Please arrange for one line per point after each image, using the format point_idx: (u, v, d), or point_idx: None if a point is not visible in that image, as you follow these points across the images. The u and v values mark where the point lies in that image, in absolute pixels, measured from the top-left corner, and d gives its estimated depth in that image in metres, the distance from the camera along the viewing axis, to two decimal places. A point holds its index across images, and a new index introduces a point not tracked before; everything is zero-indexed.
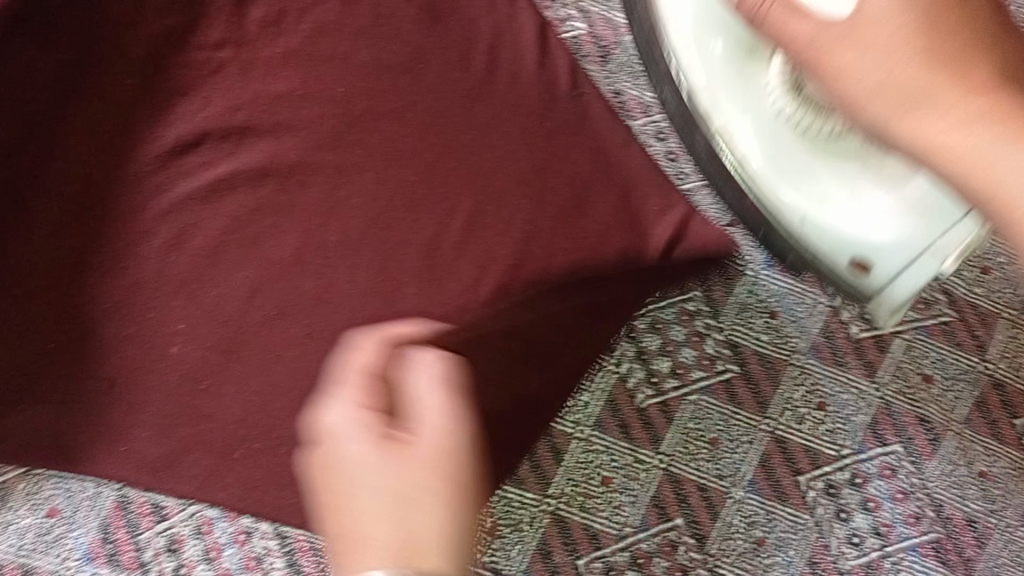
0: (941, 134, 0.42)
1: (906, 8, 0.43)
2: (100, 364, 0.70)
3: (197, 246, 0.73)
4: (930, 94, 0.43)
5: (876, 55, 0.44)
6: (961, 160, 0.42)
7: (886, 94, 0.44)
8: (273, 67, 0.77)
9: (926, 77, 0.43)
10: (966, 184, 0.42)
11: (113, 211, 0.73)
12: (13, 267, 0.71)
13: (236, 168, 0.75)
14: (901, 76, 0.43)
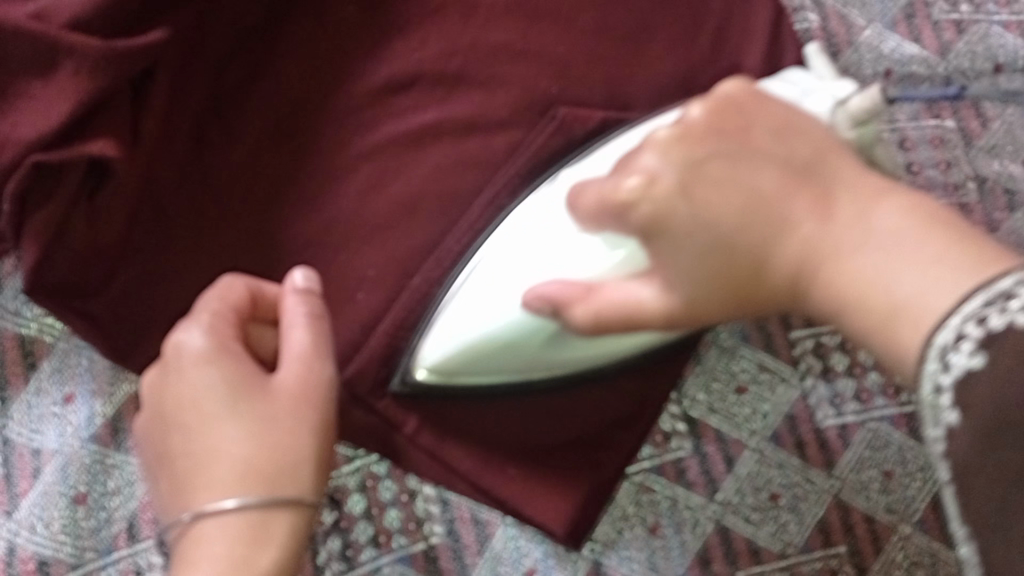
0: (852, 272, 0.43)
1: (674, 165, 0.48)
2: None
3: (396, 193, 0.71)
4: (722, 202, 0.47)
5: (704, 211, 0.47)
6: (858, 287, 0.43)
7: (696, 280, 0.48)
8: (495, 15, 0.74)
9: (750, 211, 0.47)
10: (845, 279, 0.44)
11: (316, 142, 0.71)
12: (209, 183, 0.69)
13: (445, 116, 0.72)
14: (747, 216, 0.47)
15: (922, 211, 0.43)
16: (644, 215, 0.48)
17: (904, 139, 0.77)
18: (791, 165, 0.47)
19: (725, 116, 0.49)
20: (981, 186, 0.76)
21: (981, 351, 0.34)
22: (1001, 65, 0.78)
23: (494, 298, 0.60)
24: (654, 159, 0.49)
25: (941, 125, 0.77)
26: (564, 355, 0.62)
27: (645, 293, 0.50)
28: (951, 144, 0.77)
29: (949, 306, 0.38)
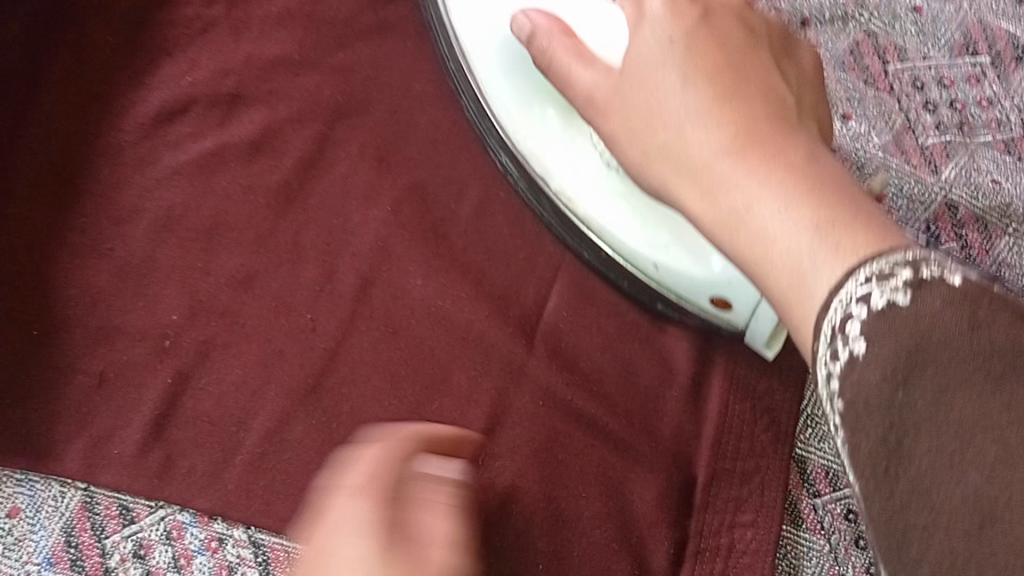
0: (744, 200, 0.40)
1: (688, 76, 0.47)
2: (82, 356, 0.66)
3: (188, 227, 0.68)
4: (638, 100, 0.49)
5: (633, 121, 0.49)
6: (736, 202, 0.41)
7: (648, 141, 0.48)
8: (268, 28, 0.72)
9: (832, 198, 0.38)
10: (744, 252, 0.41)
11: (95, 184, 0.68)
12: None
13: (227, 140, 0.70)
14: (796, 174, 0.39)
15: (808, 170, 0.40)
16: (642, 25, 0.50)
17: None
18: (807, 103, 0.49)
19: (749, 21, 0.51)
20: None
21: (908, 291, 0.34)
22: (807, 20, 0.75)
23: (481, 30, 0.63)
24: (642, 32, 0.50)
25: None
26: (501, 107, 0.64)
27: (586, 76, 0.52)
28: None
29: (840, 276, 0.36)
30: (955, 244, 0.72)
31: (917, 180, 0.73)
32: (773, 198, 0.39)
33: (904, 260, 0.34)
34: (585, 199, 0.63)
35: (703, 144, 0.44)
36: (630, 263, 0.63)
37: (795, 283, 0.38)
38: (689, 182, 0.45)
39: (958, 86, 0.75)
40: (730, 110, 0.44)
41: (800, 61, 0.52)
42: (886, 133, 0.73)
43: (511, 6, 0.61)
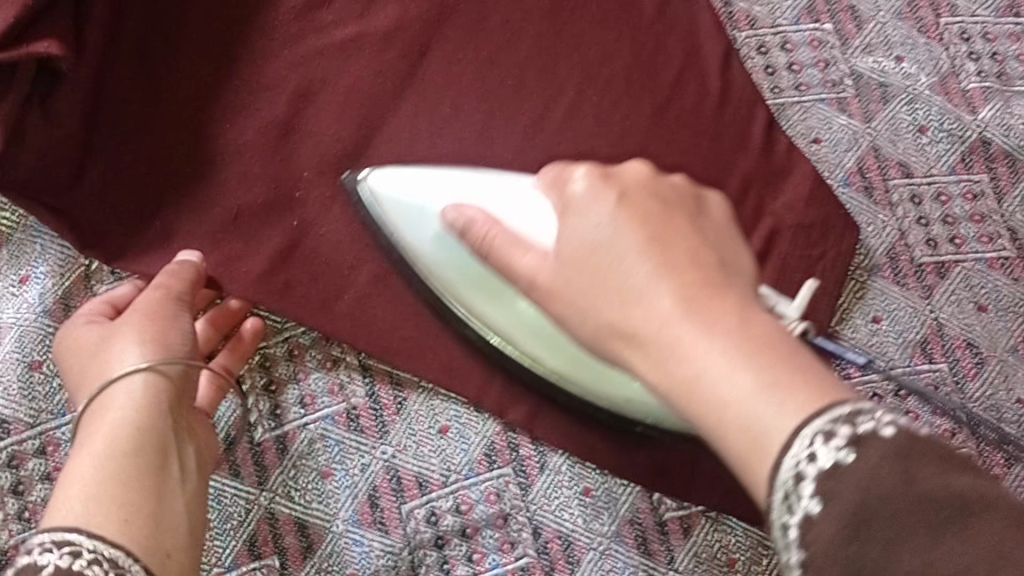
0: (693, 374, 0.42)
1: (622, 235, 0.49)
2: (227, 194, 0.76)
3: (325, 99, 0.79)
4: (596, 299, 0.48)
5: (581, 304, 0.49)
6: (683, 368, 0.42)
7: (594, 316, 0.49)
8: None
9: (761, 353, 0.41)
10: (705, 415, 0.42)
11: (250, 53, 0.79)
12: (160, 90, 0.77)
13: (365, 30, 0.81)
14: (740, 335, 0.41)
15: (755, 330, 0.42)
16: (578, 212, 0.52)
17: (786, 41, 0.85)
18: (732, 265, 0.49)
19: (658, 187, 0.53)
20: (857, 81, 0.84)
21: (851, 448, 0.37)
22: None
23: (429, 207, 0.66)
24: (575, 218, 0.52)
25: (818, 27, 0.85)
26: (460, 292, 0.67)
27: (531, 257, 0.54)
28: (829, 45, 0.85)
29: (790, 435, 0.38)
30: (985, 176, 0.83)
31: (956, 117, 0.84)
32: (722, 354, 0.41)
33: (850, 405, 0.38)
34: (552, 348, 0.65)
35: (657, 307, 0.44)
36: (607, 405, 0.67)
37: (749, 446, 0.40)
38: (639, 354, 0.46)
39: (1000, 41, 0.86)
40: (671, 271, 0.46)
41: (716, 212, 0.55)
42: (933, 75, 0.84)
43: (437, 191, 0.66)
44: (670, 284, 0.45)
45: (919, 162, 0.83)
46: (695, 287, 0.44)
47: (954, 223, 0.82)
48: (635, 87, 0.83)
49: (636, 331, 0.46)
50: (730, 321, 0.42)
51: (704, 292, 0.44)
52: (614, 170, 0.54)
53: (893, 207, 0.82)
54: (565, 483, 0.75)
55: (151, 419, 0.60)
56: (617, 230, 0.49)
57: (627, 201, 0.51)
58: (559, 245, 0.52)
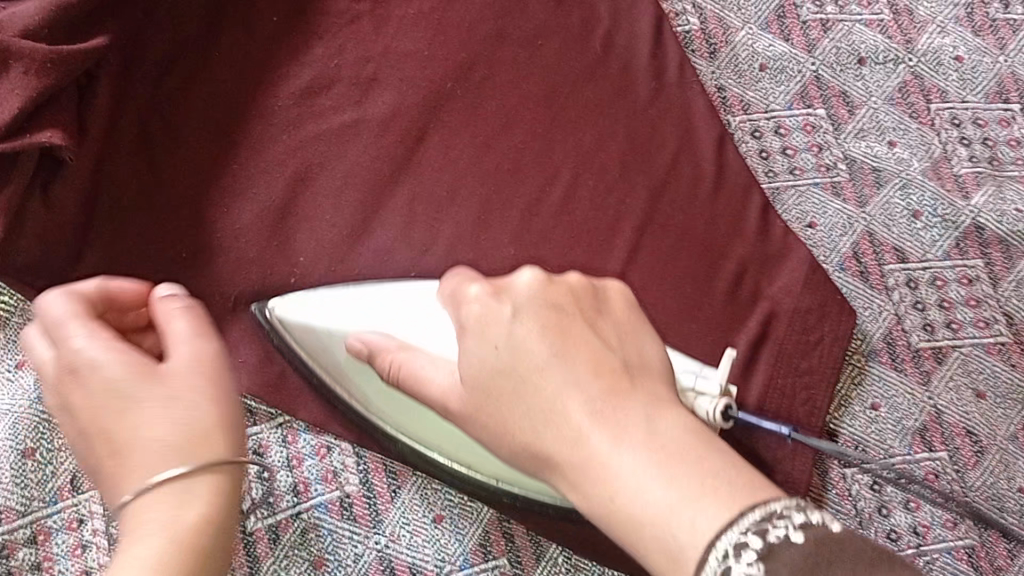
0: (609, 488, 0.44)
1: (527, 346, 0.50)
2: (222, 280, 0.75)
3: (322, 184, 0.79)
4: (511, 413, 0.49)
5: (494, 424, 0.50)
6: (603, 483, 0.44)
7: (510, 444, 0.50)
8: (405, 26, 0.84)
9: (685, 467, 0.43)
10: (626, 536, 0.44)
11: (249, 138, 0.79)
12: (161, 176, 0.77)
13: (362, 116, 0.81)
14: (666, 457, 0.43)
15: (661, 442, 0.44)
16: (485, 329, 0.51)
17: (780, 126, 0.86)
18: (634, 361, 0.50)
19: (556, 296, 0.52)
20: (851, 166, 0.85)
21: (761, 560, 0.39)
22: (863, 59, 0.87)
23: (344, 324, 0.68)
24: (472, 340, 0.51)
25: (812, 112, 0.86)
26: (386, 410, 0.69)
27: (447, 374, 0.55)
28: (822, 130, 0.85)
29: (706, 548, 0.40)
30: (981, 261, 0.83)
31: (949, 202, 0.84)
32: (653, 480, 0.42)
33: (761, 512, 0.40)
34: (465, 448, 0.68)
35: (574, 425, 0.46)
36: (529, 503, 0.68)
37: (671, 564, 0.42)
38: (559, 474, 0.47)
39: (991, 126, 0.87)
40: (589, 386, 0.47)
41: (613, 305, 0.54)
42: (925, 160, 0.85)
43: (351, 315, 0.68)
44: (586, 397, 0.47)
45: (914, 247, 0.83)
46: (607, 397, 0.46)
47: (950, 307, 0.82)
48: (631, 172, 0.83)
49: (542, 449, 0.48)
50: (644, 436, 0.44)
51: (617, 398, 0.46)
52: (507, 277, 0.54)
53: (888, 292, 0.82)
54: (562, 575, 0.74)
55: (173, 403, 0.48)
56: (519, 341, 0.50)
57: (524, 304, 0.51)
58: (464, 368, 0.52)
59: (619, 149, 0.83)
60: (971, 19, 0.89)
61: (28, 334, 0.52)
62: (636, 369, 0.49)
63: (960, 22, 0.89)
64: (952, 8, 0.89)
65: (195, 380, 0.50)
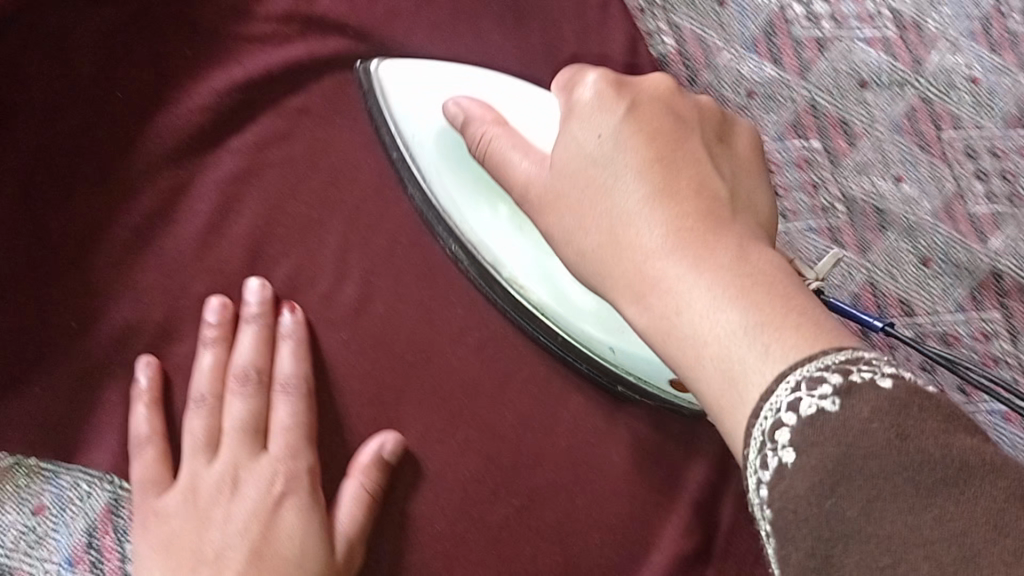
0: (669, 302, 0.45)
1: (626, 149, 0.51)
2: (123, 354, 0.66)
3: (238, 234, 0.68)
4: (592, 204, 0.51)
5: (573, 218, 0.52)
6: (670, 306, 0.44)
7: (584, 241, 0.51)
8: (339, 48, 0.72)
9: (761, 297, 0.42)
10: (677, 354, 0.44)
11: (155, 186, 0.68)
12: (46, 238, 0.66)
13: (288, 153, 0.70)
14: (744, 279, 0.43)
15: (747, 274, 0.43)
16: (592, 117, 0.53)
17: (769, 162, 0.74)
18: (743, 194, 0.52)
19: (674, 103, 0.55)
20: (850, 208, 0.74)
21: (838, 397, 0.37)
22: (865, 80, 0.76)
23: (430, 105, 0.65)
24: (576, 124, 0.54)
25: (806, 145, 0.75)
26: (455, 196, 0.65)
27: (525, 168, 0.56)
28: (817, 166, 0.74)
29: (773, 380, 0.39)
30: (999, 313, 0.73)
31: (964, 247, 0.74)
32: (730, 305, 0.42)
33: (844, 356, 0.38)
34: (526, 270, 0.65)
35: (645, 236, 0.47)
36: (581, 344, 0.66)
37: (727, 388, 0.41)
38: (625, 279, 0.48)
39: (1011, 157, 0.76)
40: (671, 199, 0.48)
41: (736, 144, 0.56)
42: (937, 199, 0.74)
43: (429, 93, 0.65)
44: (671, 212, 0.48)
45: (921, 299, 0.72)
46: (707, 216, 0.47)
47: (964, 370, 0.72)
48: None
49: (614, 242, 0.49)
50: (741, 267, 0.44)
51: (695, 231, 0.46)
52: (626, 80, 0.55)
53: (893, 355, 0.71)
54: None
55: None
56: (615, 153, 0.51)
57: (632, 117, 0.52)
58: (558, 152, 0.54)
59: None
60: (987, 32, 0.79)
61: (224, 448, 0.63)
62: (733, 210, 0.49)
63: (977, 36, 0.78)
64: (968, 20, 0.78)
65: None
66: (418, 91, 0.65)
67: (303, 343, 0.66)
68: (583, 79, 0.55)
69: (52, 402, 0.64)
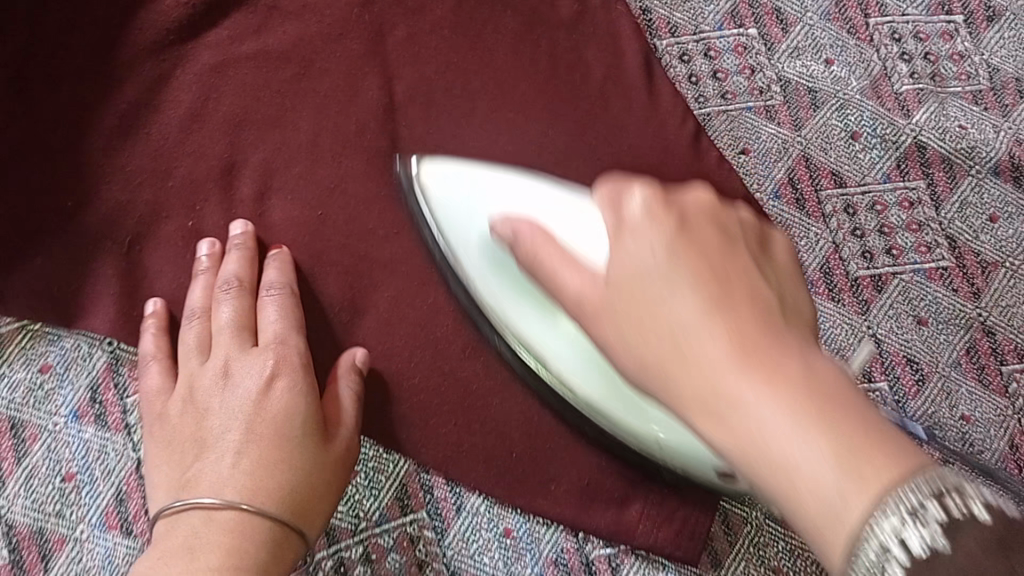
0: (738, 414, 0.39)
1: (670, 261, 0.47)
2: (115, 226, 0.72)
3: (218, 120, 0.75)
4: (631, 316, 0.47)
5: (617, 331, 0.48)
6: (744, 420, 0.39)
7: (627, 342, 0.47)
8: None
9: (847, 431, 0.36)
10: (733, 438, 0.39)
11: (139, 76, 0.75)
12: (41, 119, 0.73)
13: (261, 48, 0.77)
14: (816, 395, 0.38)
15: (822, 382, 0.38)
16: (633, 233, 0.49)
17: (709, 49, 0.81)
18: (790, 299, 0.48)
19: (709, 228, 0.50)
20: (785, 88, 0.80)
21: (944, 532, 0.34)
22: None
23: (476, 213, 0.67)
24: (624, 241, 0.49)
25: (743, 33, 0.81)
26: (496, 278, 0.66)
27: (574, 280, 0.52)
28: (754, 51, 0.81)
29: (861, 512, 0.34)
30: (923, 182, 0.79)
31: (889, 121, 0.80)
32: (793, 423, 0.37)
33: (934, 485, 0.34)
34: (555, 347, 0.66)
35: (703, 353, 0.42)
36: (622, 432, 0.66)
37: (824, 524, 0.35)
38: (682, 394, 0.43)
39: (932, 40, 0.82)
40: (725, 315, 0.43)
41: (775, 251, 0.52)
42: (865, 78, 0.81)
43: (468, 200, 0.68)
44: (724, 326, 0.43)
45: (852, 170, 0.79)
46: (766, 327, 0.43)
47: (891, 233, 0.78)
48: (556, 101, 0.77)
49: (664, 346, 0.44)
50: (814, 381, 0.38)
51: (755, 345, 0.41)
52: (674, 196, 0.51)
53: (826, 220, 0.78)
54: (482, 525, 0.72)
55: (297, 484, 0.65)
56: (665, 275, 0.46)
57: (671, 233, 0.48)
58: (610, 263, 0.49)
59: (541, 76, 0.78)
60: None
61: (217, 345, 0.69)
62: (785, 316, 0.45)
63: None
64: None
65: (345, 462, 0.68)
66: (457, 192, 0.68)
67: (288, 264, 0.71)
68: (628, 194, 0.51)
69: (55, 269, 0.71)
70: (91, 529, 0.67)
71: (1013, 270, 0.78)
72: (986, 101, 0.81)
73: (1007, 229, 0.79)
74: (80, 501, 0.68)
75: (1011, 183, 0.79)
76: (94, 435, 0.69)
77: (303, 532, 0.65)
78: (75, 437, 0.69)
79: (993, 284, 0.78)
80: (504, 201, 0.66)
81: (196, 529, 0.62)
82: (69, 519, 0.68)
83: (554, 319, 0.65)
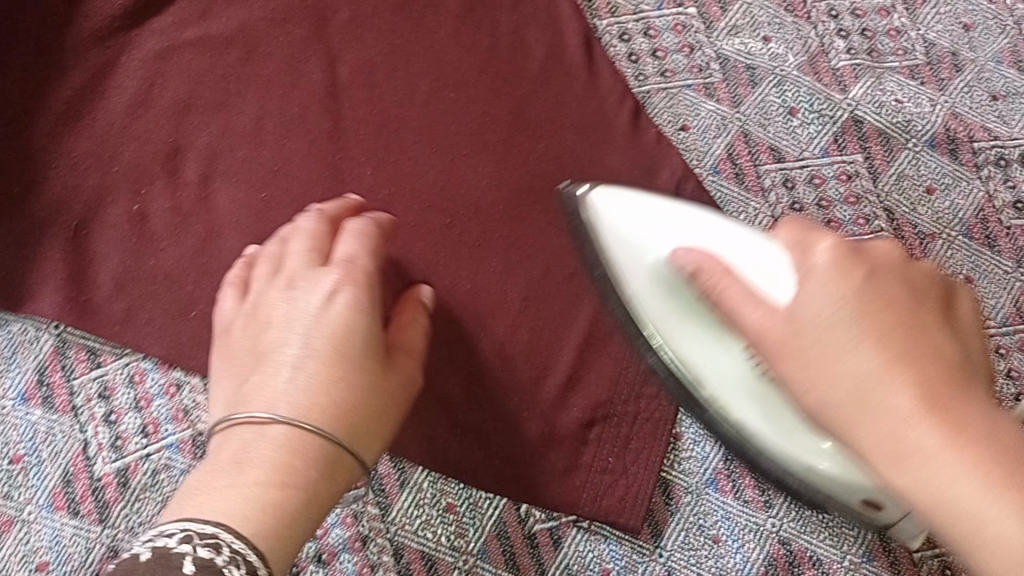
0: (943, 486, 0.41)
1: (841, 299, 0.47)
2: (61, 211, 0.73)
3: (163, 106, 0.76)
4: (833, 357, 0.47)
5: (804, 374, 0.49)
6: (966, 518, 0.40)
7: (830, 389, 0.47)
8: None
9: (1012, 484, 0.39)
10: (955, 537, 0.41)
11: (86, 63, 0.77)
12: None
13: (206, 34, 0.78)
14: (992, 478, 0.40)
15: (1016, 454, 0.40)
16: (828, 274, 0.49)
17: (649, 28, 0.82)
18: (975, 364, 0.46)
19: (913, 277, 0.50)
20: (724, 65, 0.81)
21: None
22: None
23: (654, 234, 0.63)
24: (812, 287, 0.49)
25: (682, 12, 0.83)
26: (692, 350, 0.64)
27: (754, 318, 0.53)
28: (693, 30, 0.82)
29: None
30: (860, 156, 0.80)
31: (826, 95, 0.81)
32: (1018, 521, 0.38)
33: None
34: (708, 364, 0.63)
35: (893, 398, 0.43)
36: (778, 466, 0.61)
37: (970, 526, 0.40)
38: (879, 455, 0.44)
39: (870, 16, 0.84)
40: (911, 365, 0.44)
41: (963, 310, 0.51)
42: (802, 54, 0.82)
43: (661, 227, 0.63)
44: (907, 400, 0.43)
45: (790, 145, 0.80)
46: (964, 392, 0.43)
47: (829, 206, 0.79)
48: (497, 82, 0.79)
49: (853, 389, 0.45)
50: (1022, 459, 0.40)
51: (958, 409, 0.42)
52: (862, 246, 0.51)
53: (765, 194, 0.78)
54: (426, 500, 0.73)
55: (351, 392, 0.56)
56: (859, 308, 0.47)
57: (839, 249, 0.50)
58: (794, 299, 0.50)
59: (482, 57, 0.79)
60: None
61: (286, 266, 0.64)
62: (970, 377, 0.44)
63: None
64: None
65: (399, 383, 0.61)
66: (662, 229, 0.63)
67: (391, 228, 0.66)
68: (815, 247, 0.51)
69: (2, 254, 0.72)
70: (38, 509, 0.69)
71: (950, 240, 0.79)
72: (923, 75, 0.82)
73: (944, 200, 0.79)
74: (27, 482, 0.69)
75: (947, 155, 0.80)
76: (41, 417, 0.71)
77: (357, 452, 0.56)
78: (23, 420, 0.71)
79: (930, 254, 0.78)
80: (715, 244, 0.60)
81: (235, 455, 0.52)
82: (18, 500, 0.69)
83: (787, 433, 0.60)
